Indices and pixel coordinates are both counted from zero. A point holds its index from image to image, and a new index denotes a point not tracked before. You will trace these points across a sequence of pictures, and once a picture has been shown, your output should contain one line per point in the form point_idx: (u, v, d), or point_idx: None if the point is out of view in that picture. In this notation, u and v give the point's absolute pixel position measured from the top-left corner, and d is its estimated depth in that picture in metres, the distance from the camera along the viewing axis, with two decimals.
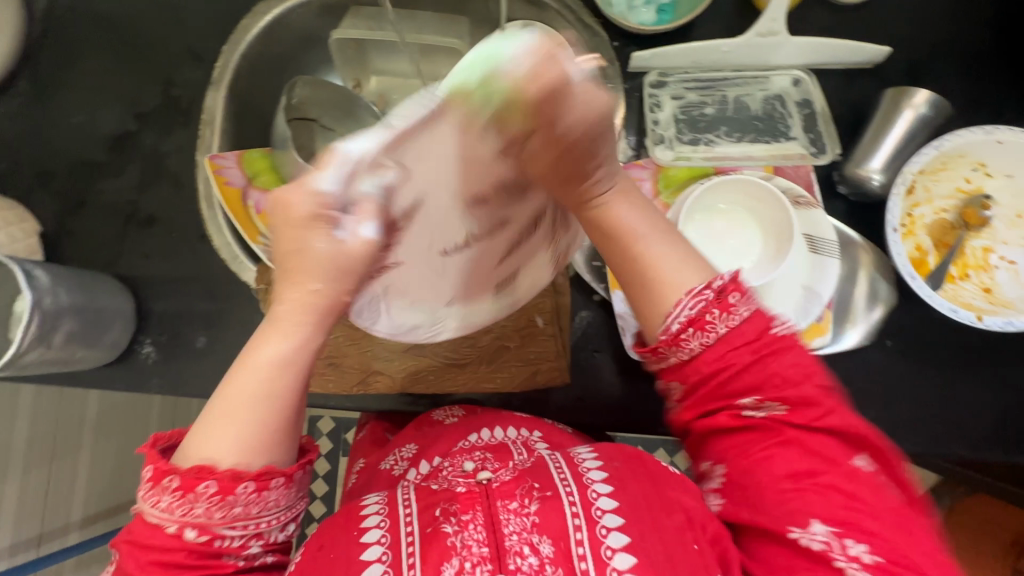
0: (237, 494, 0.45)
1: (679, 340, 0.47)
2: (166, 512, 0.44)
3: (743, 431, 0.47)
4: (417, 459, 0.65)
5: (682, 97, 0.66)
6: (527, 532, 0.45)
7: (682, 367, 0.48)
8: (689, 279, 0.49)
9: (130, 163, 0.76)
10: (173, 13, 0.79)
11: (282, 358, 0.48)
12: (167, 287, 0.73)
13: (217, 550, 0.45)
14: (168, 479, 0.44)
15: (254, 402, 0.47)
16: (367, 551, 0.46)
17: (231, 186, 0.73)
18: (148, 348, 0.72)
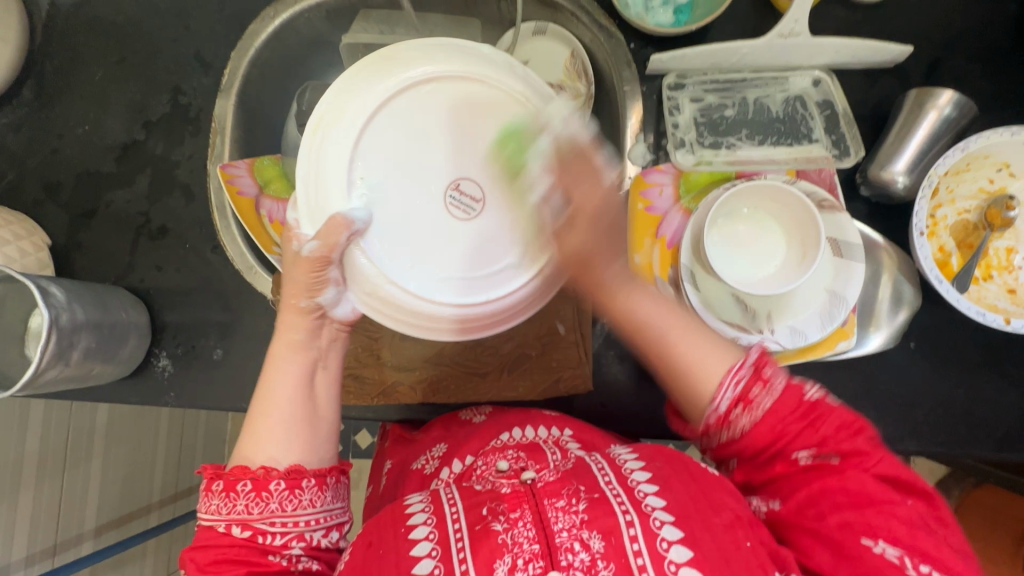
0: (271, 490, 0.47)
1: (704, 429, 0.51)
2: (216, 516, 0.47)
3: (796, 469, 0.48)
4: (450, 458, 0.62)
5: (702, 100, 0.66)
6: (578, 529, 0.46)
7: (710, 429, 0.51)
8: (719, 363, 0.51)
9: (139, 173, 0.75)
10: (178, 18, 0.77)
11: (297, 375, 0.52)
12: (181, 298, 0.72)
13: (262, 547, 0.46)
14: (216, 483, 0.48)
15: (282, 414, 0.51)
16: (416, 547, 0.47)
17: (243, 196, 0.72)
18: (164, 361, 0.71)
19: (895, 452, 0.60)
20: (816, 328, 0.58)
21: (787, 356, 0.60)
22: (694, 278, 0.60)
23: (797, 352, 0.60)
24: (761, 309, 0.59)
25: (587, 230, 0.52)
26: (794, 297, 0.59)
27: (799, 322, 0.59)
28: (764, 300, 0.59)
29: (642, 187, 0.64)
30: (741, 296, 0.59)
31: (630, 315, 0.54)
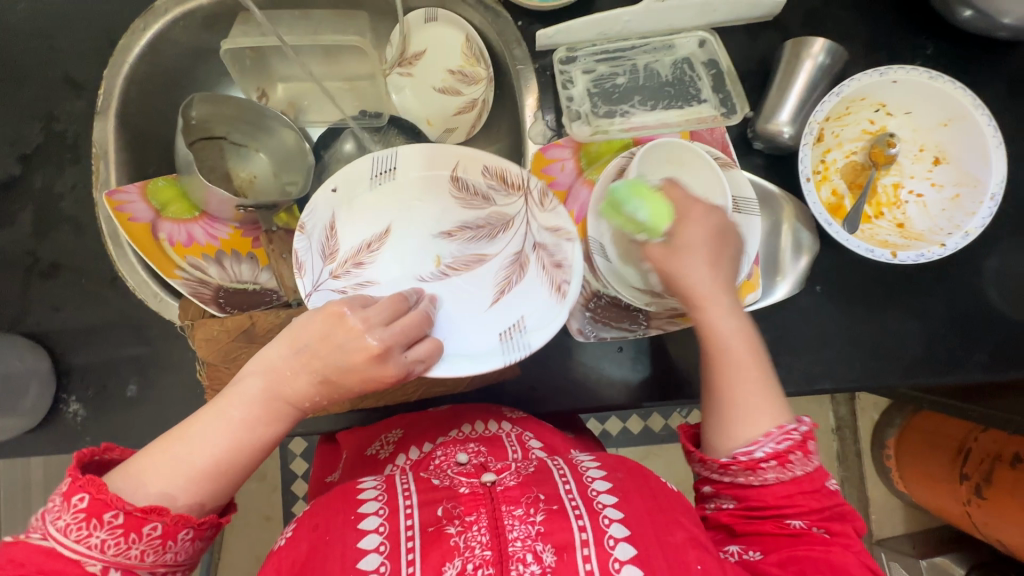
0: (177, 539, 0.45)
1: (727, 467, 0.52)
2: (93, 550, 0.42)
3: (788, 536, 0.51)
4: (404, 445, 0.64)
5: (593, 71, 0.65)
6: (532, 540, 0.49)
7: (727, 485, 0.53)
8: (761, 421, 0.51)
9: (20, 211, 0.69)
10: (42, 40, 0.72)
11: (234, 434, 0.46)
12: (85, 337, 0.68)
13: None
14: (111, 514, 0.42)
15: (211, 459, 0.46)
16: (364, 539, 0.49)
17: (136, 222, 0.69)
18: (75, 406, 0.67)
19: (813, 392, 0.63)
20: None
21: None
22: (604, 249, 0.60)
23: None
24: None
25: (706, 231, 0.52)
26: None
27: None
28: None
29: (541, 165, 0.64)
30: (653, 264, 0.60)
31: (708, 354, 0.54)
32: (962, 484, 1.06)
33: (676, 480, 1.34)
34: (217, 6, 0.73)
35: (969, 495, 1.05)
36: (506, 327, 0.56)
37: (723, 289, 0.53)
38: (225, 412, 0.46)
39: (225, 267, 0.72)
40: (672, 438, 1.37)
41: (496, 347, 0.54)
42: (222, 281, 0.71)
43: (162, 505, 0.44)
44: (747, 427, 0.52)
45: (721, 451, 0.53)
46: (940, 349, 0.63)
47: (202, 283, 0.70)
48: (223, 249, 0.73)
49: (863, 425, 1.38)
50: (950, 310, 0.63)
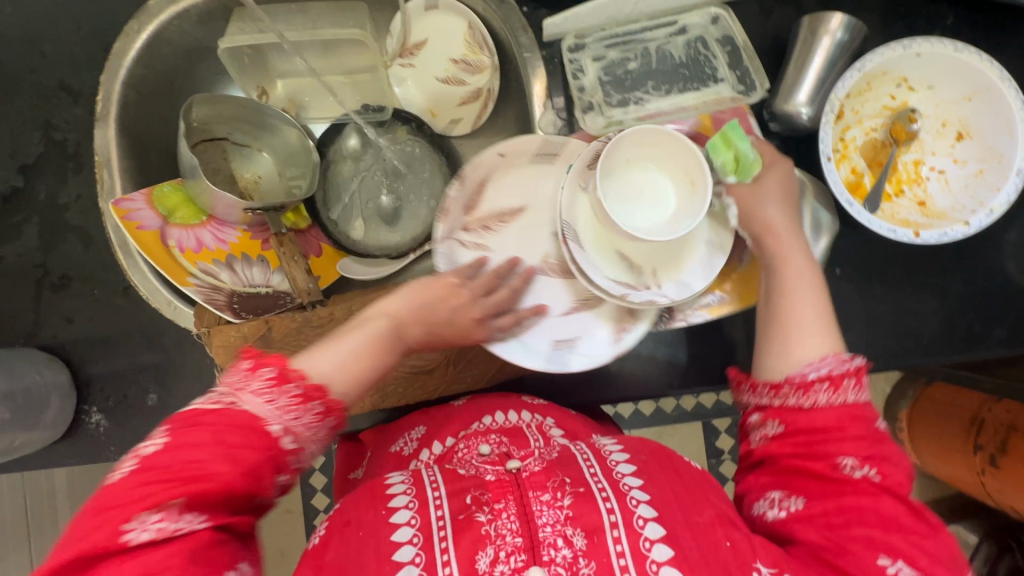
0: (329, 420, 0.43)
1: (779, 388, 0.50)
2: (275, 411, 0.40)
3: (836, 480, 0.48)
4: (429, 440, 0.63)
5: (604, 57, 0.64)
6: (561, 524, 0.48)
7: (777, 410, 0.50)
8: (819, 344, 0.51)
9: (25, 223, 0.68)
10: (31, 45, 0.69)
11: (352, 353, 0.47)
12: (101, 348, 0.68)
13: (281, 466, 0.40)
14: (290, 383, 0.41)
15: (355, 364, 0.47)
16: (398, 531, 0.50)
17: (145, 229, 0.68)
18: (96, 416, 0.67)
19: None
20: (700, 280, 0.58)
21: (721, 309, 0.61)
22: (578, 235, 0.56)
23: (734, 302, 0.61)
24: (645, 264, 0.58)
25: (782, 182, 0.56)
26: (676, 249, 0.58)
27: (685, 276, 0.58)
28: (648, 255, 0.58)
29: None
30: (624, 252, 0.57)
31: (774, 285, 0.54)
32: (976, 454, 1.06)
33: (690, 458, 1.36)
34: (211, 2, 0.70)
35: (983, 464, 1.05)
36: (561, 339, 0.60)
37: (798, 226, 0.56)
38: (344, 342, 0.48)
39: (237, 272, 0.72)
40: (684, 417, 1.38)
41: (543, 351, 0.59)
42: (236, 286, 0.71)
43: (324, 387, 0.43)
44: (804, 353, 0.51)
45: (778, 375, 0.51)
46: (963, 328, 0.62)
47: (216, 289, 0.69)
48: (232, 253, 0.72)
49: (874, 398, 1.39)
50: (971, 287, 0.63)
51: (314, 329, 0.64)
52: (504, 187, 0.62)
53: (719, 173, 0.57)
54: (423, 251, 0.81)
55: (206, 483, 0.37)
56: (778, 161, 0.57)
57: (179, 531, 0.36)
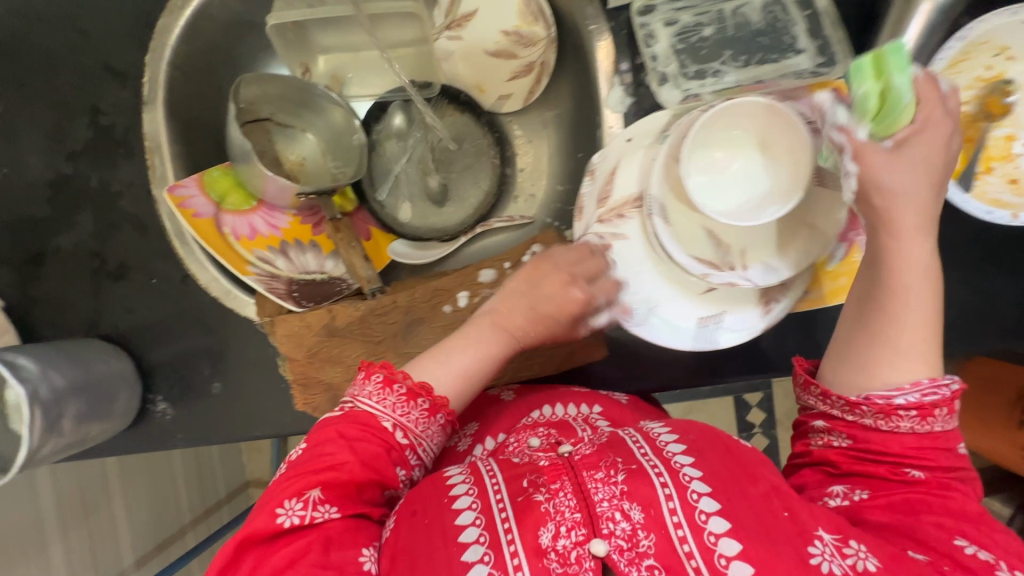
0: (439, 417, 0.52)
1: (856, 406, 0.49)
2: (386, 410, 0.51)
3: (901, 482, 0.47)
4: (480, 437, 0.62)
5: (676, 21, 0.60)
6: (618, 499, 0.47)
7: (847, 423, 0.50)
8: (912, 369, 0.48)
9: (79, 212, 0.67)
10: (72, 24, 0.66)
11: (474, 343, 0.55)
12: (162, 338, 0.68)
13: (399, 457, 0.51)
14: (399, 386, 0.52)
15: (467, 361, 0.55)
16: (461, 515, 0.48)
17: (200, 217, 0.67)
18: (162, 405, 0.68)
19: None
20: (792, 265, 0.55)
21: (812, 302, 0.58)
22: (664, 211, 0.56)
23: (823, 296, 0.58)
24: (733, 244, 0.56)
25: (920, 167, 0.48)
26: (772, 229, 0.56)
27: (775, 258, 0.55)
28: (738, 235, 0.56)
29: None
30: (713, 231, 0.57)
31: (878, 289, 0.49)
32: None
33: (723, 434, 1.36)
34: None
35: None
36: (705, 315, 0.58)
37: (930, 224, 0.48)
38: (454, 350, 0.55)
39: (291, 259, 0.71)
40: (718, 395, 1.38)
41: (691, 330, 0.58)
42: (293, 274, 0.70)
43: (428, 384, 0.53)
44: (889, 374, 0.48)
45: (851, 388, 0.50)
46: None
47: (274, 277, 0.68)
48: (286, 239, 0.71)
49: None
50: None
51: (375, 318, 0.64)
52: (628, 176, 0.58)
53: (857, 108, 0.47)
54: (474, 235, 0.80)
55: (349, 467, 0.49)
56: (936, 117, 0.48)
57: (316, 519, 0.48)
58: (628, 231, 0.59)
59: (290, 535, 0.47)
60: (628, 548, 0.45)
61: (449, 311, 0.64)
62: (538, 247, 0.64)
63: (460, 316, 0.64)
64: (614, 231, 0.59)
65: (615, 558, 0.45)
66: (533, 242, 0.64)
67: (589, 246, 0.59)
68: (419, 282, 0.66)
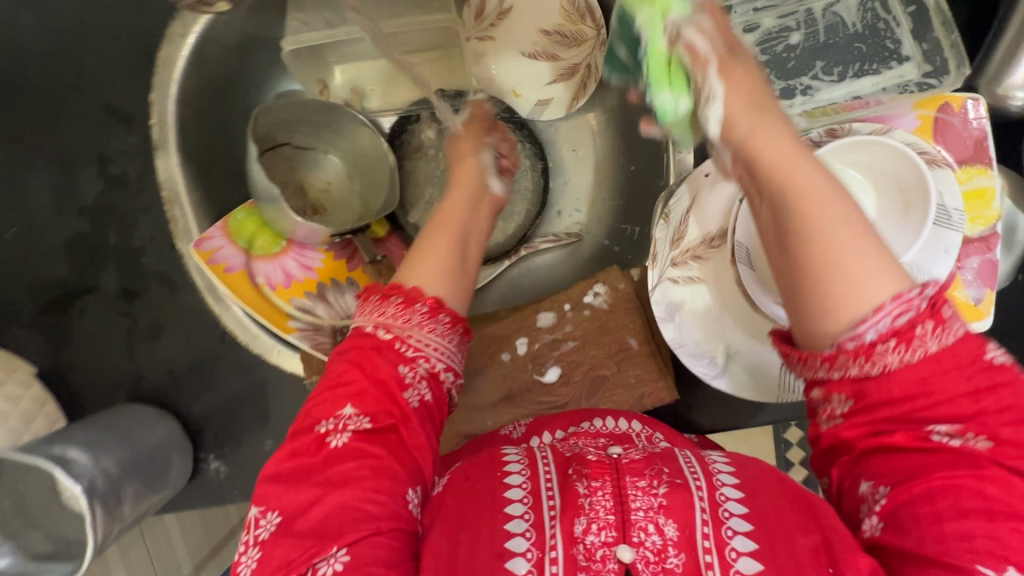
0: (415, 312, 0.46)
1: (831, 357, 0.33)
2: (387, 319, 0.46)
3: (924, 451, 0.33)
4: (536, 430, 0.54)
5: (757, 27, 0.53)
6: (655, 511, 0.38)
7: (837, 385, 0.34)
8: (871, 281, 0.32)
9: (101, 271, 0.62)
10: (66, 63, 0.60)
11: (465, 223, 0.53)
12: (206, 398, 0.65)
13: (398, 386, 0.44)
14: (398, 295, 0.47)
15: (458, 240, 0.51)
16: (511, 491, 0.41)
17: (232, 271, 0.62)
18: (215, 463, 0.65)
19: None
20: None
21: None
22: (751, 256, 0.49)
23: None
24: None
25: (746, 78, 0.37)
26: None
27: None
28: None
29: None
30: None
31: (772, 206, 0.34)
32: None
33: None
34: None
35: None
36: None
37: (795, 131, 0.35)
38: (445, 229, 0.51)
39: (331, 303, 0.66)
40: None
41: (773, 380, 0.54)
42: (335, 321, 0.65)
43: (420, 287, 0.47)
44: (852, 295, 0.32)
45: (823, 339, 0.33)
46: None
47: (317, 328, 0.64)
48: (322, 283, 0.66)
49: None
50: None
51: None
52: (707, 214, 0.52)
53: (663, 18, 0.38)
54: (520, 256, 0.72)
55: (376, 380, 0.44)
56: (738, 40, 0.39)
57: (349, 425, 0.42)
58: (705, 273, 0.53)
59: (336, 449, 0.41)
60: (654, 561, 0.37)
61: (508, 359, 0.61)
62: (601, 288, 0.60)
63: (521, 362, 0.61)
64: (687, 273, 0.54)
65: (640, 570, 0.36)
66: (595, 282, 0.60)
67: (662, 292, 0.54)
68: (474, 328, 0.63)
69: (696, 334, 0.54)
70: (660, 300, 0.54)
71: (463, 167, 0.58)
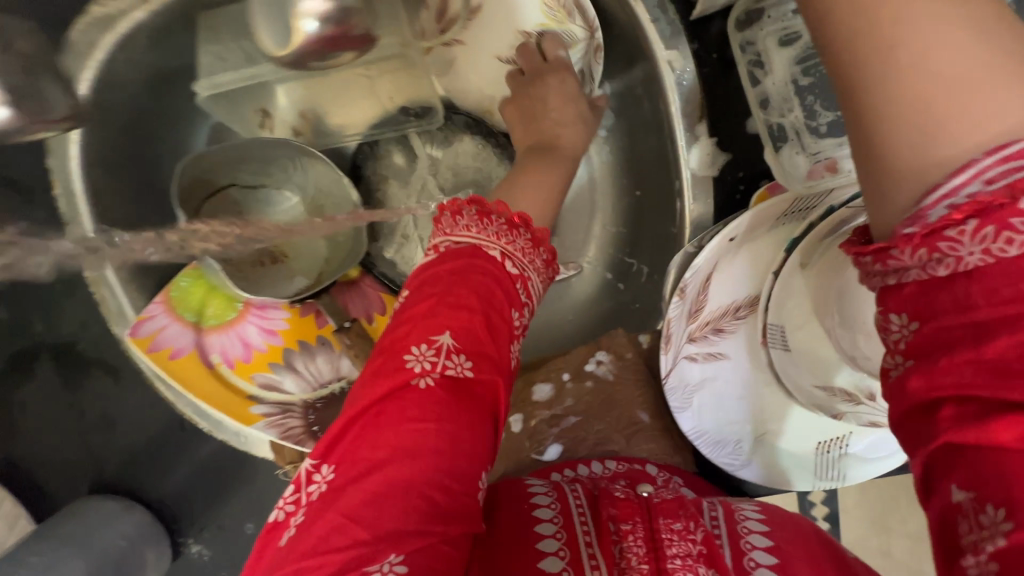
0: (513, 238, 0.40)
1: (919, 245, 0.21)
2: (489, 239, 0.39)
3: None
4: (546, 471, 0.49)
5: (799, 39, 0.43)
6: (693, 560, 0.34)
7: (914, 290, 0.22)
8: (999, 102, 0.21)
9: (33, 362, 0.55)
10: None
11: (560, 179, 0.50)
12: (178, 479, 0.59)
13: (501, 318, 0.36)
14: (497, 215, 0.40)
15: (552, 187, 0.49)
16: (544, 540, 0.36)
17: (180, 354, 0.54)
18: (196, 546, 0.60)
19: None
20: None
21: None
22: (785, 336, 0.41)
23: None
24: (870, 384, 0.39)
25: None
26: None
27: None
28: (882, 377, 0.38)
29: None
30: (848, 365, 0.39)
31: None
32: None
33: None
34: None
35: None
36: (828, 439, 0.46)
37: None
38: (538, 173, 0.50)
39: (300, 373, 0.58)
40: None
41: (810, 461, 0.46)
42: (307, 398, 0.57)
43: (526, 217, 0.42)
44: (976, 110, 0.21)
45: (893, 207, 0.23)
46: None
47: (287, 406, 0.57)
48: (287, 354, 0.58)
49: None
50: None
51: None
52: (729, 284, 0.43)
53: None
54: None
55: (485, 317, 0.35)
56: None
57: (441, 369, 0.33)
58: (726, 348, 0.45)
59: (420, 395, 0.32)
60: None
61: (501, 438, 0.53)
62: (604, 356, 0.52)
63: (515, 441, 0.53)
64: (708, 350, 0.45)
65: None
66: (597, 348, 0.52)
67: (678, 373, 0.45)
68: None
69: (718, 420, 0.46)
70: (680, 385, 0.45)
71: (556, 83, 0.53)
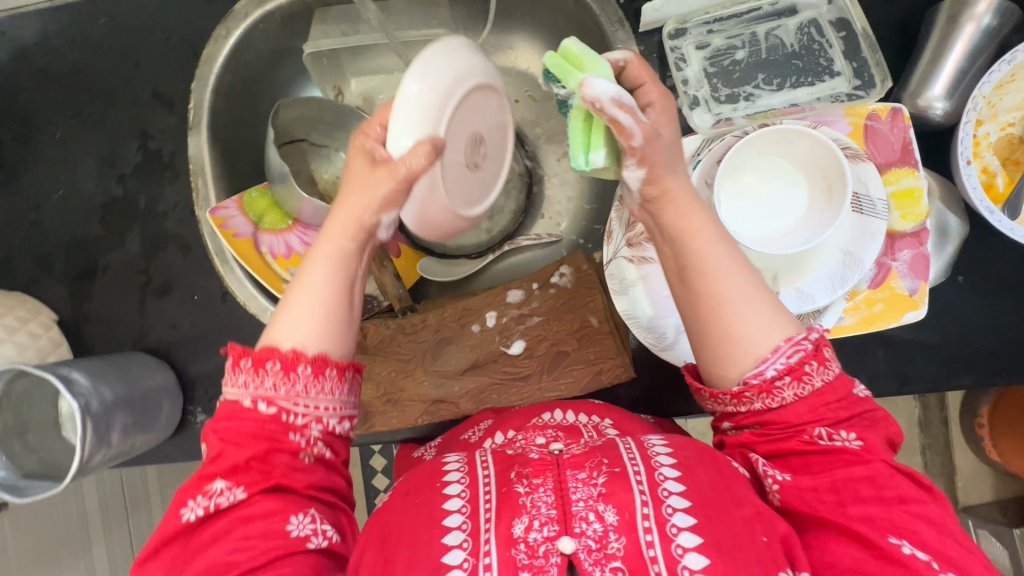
0: (299, 372, 0.43)
1: (742, 395, 0.43)
2: (264, 391, 0.43)
3: (815, 454, 0.42)
4: (492, 431, 0.58)
5: (708, 44, 0.60)
6: (594, 499, 0.43)
7: (745, 416, 0.44)
8: (769, 330, 0.43)
9: (127, 232, 0.71)
10: (126, 56, 0.71)
11: (323, 280, 0.45)
12: (202, 351, 0.70)
13: (286, 425, 0.43)
14: (271, 363, 0.43)
15: (318, 296, 0.45)
16: (448, 502, 0.45)
17: (240, 237, 0.69)
18: (201, 417, 0.70)
19: (949, 387, 0.59)
20: (825, 293, 0.52)
21: (847, 327, 0.55)
22: None
23: (857, 323, 0.55)
24: (766, 269, 0.53)
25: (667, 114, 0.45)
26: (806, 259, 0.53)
27: (807, 286, 0.53)
28: (771, 261, 0.53)
29: None
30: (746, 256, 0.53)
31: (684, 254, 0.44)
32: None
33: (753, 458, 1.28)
34: (296, 3, 0.70)
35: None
36: None
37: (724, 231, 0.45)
38: (312, 273, 0.45)
39: None
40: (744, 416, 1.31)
41: None
42: None
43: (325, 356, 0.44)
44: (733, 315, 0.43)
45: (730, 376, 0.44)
46: None
47: None
48: None
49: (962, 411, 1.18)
50: None
51: (406, 337, 0.66)
52: None
53: None
54: (503, 251, 0.77)
55: (255, 453, 0.42)
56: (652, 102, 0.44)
57: (228, 501, 0.42)
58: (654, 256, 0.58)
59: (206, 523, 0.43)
60: (596, 548, 0.41)
61: (477, 330, 0.66)
62: (566, 269, 0.66)
63: (488, 335, 0.65)
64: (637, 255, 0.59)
65: (582, 557, 0.41)
66: (562, 264, 0.66)
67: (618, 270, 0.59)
68: (449, 303, 0.68)
69: (649, 309, 0.58)
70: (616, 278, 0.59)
71: (362, 166, 0.45)
